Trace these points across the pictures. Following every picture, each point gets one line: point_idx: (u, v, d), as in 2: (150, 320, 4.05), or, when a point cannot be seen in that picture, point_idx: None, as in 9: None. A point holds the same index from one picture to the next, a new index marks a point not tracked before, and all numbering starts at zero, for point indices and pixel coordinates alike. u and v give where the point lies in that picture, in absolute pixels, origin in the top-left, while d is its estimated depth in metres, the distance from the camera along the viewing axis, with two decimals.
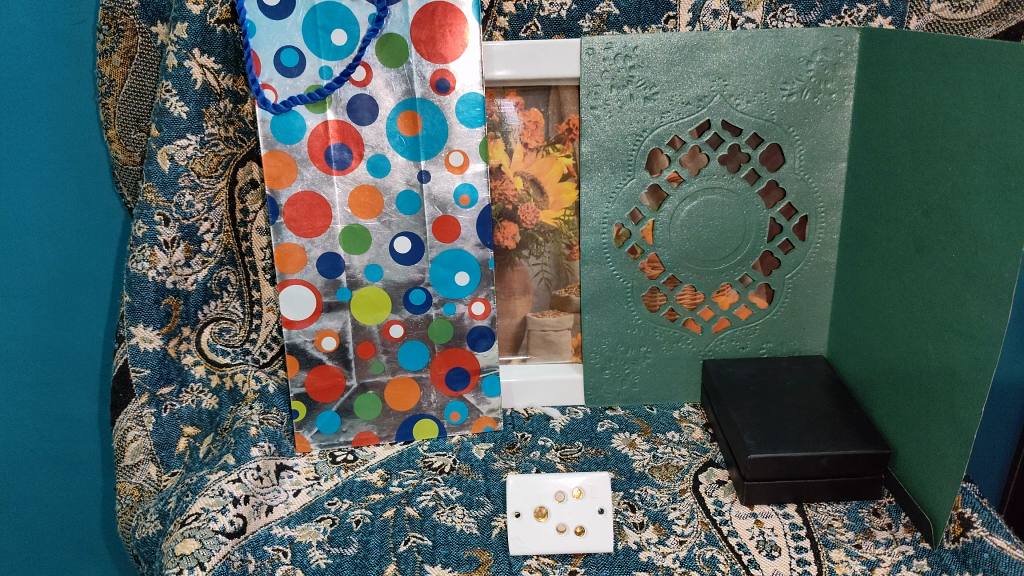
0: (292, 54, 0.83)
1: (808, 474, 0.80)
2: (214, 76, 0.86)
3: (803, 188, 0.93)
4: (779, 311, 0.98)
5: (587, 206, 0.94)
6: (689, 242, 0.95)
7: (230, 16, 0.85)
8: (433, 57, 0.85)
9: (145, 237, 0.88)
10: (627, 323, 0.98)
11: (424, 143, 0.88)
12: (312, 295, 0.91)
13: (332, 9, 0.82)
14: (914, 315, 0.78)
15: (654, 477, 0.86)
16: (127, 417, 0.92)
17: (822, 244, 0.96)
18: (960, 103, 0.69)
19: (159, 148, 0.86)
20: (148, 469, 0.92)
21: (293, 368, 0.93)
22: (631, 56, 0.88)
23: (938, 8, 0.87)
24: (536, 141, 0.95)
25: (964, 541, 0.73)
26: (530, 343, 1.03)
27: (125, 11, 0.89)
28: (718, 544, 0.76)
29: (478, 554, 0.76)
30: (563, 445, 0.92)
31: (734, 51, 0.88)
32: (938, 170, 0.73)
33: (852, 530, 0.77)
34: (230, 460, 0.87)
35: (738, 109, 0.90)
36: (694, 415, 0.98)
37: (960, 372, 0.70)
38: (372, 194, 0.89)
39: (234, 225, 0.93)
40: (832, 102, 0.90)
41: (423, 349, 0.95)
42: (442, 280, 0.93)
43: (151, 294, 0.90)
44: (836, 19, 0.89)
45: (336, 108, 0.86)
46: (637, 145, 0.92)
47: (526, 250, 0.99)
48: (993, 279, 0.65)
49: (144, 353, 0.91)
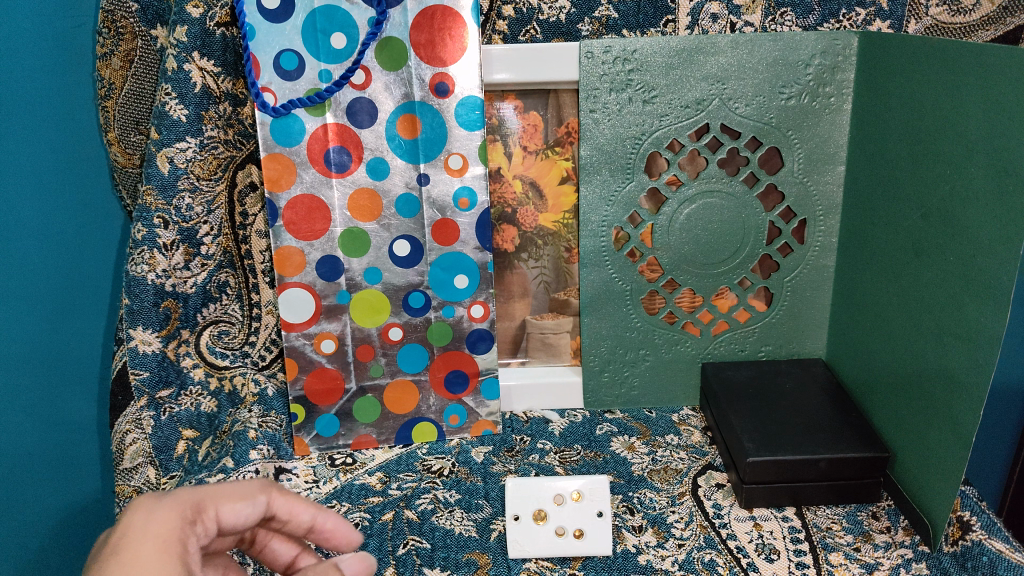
0: (291, 57, 0.83)
1: (806, 477, 0.80)
2: (214, 79, 0.86)
3: (801, 191, 0.93)
4: (778, 315, 0.98)
5: (586, 209, 0.94)
6: (688, 246, 0.95)
7: (230, 19, 0.85)
8: (432, 60, 0.85)
9: (144, 240, 0.88)
10: (626, 326, 0.98)
11: (423, 146, 0.88)
12: (311, 298, 0.91)
13: (332, 12, 0.83)
14: (913, 318, 0.78)
15: (653, 480, 0.86)
16: (126, 420, 0.90)
17: (821, 247, 0.96)
18: (958, 107, 0.69)
19: (159, 151, 0.86)
20: (147, 472, 0.91)
21: (292, 371, 0.93)
22: (630, 59, 0.88)
23: (936, 11, 0.88)
24: (535, 144, 0.95)
25: (963, 544, 0.73)
26: (530, 346, 1.03)
27: (125, 14, 0.89)
28: (717, 547, 0.76)
29: (477, 557, 0.76)
30: (562, 448, 0.92)
31: (732, 54, 0.88)
32: (937, 174, 0.73)
33: (850, 533, 0.77)
34: (229, 463, 0.89)
35: (737, 112, 0.90)
36: (693, 418, 0.98)
37: (959, 375, 0.70)
38: (372, 197, 0.89)
39: (234, 228, 0.93)
40: (831, 105, 0.90)
41: (422, 352, 0.95)
42: (442, 282, 0.93)
43: (150, 296, 0.89)
44: (835, 22, 0.89)
45: (336, 111, 0.86)
46: (637, 148, 0.92)
47: (526, 253, 0.99)
48: (993, 282, 0.65)
49: (144, 355, 0.90)
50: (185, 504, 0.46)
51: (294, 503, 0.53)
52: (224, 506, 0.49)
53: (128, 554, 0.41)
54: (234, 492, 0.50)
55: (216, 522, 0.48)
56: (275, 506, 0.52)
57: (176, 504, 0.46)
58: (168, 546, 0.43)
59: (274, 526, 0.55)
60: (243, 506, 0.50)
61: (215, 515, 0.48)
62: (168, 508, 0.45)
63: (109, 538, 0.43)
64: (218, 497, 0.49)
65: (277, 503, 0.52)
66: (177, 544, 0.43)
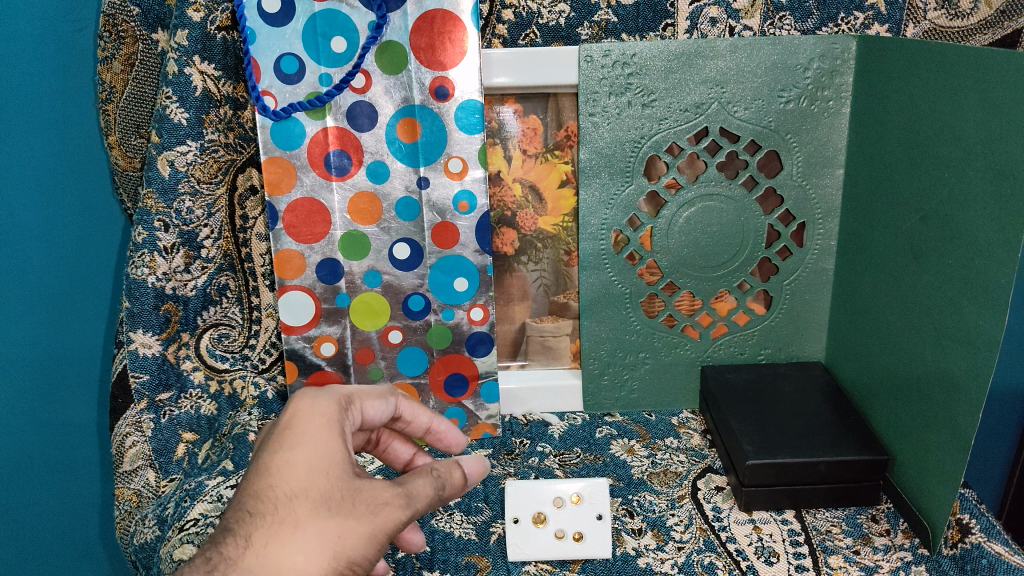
0: (291, 61, 0.84)
1: (806, 480, 0.80)
2: (214, 83, 0.87)
3: (801, 195, 0.94)
4: (777, 317, 0.99)
5: (586, 212, 0.94)
6: (688, 249, 0.96)
7: (231, 23, 0.86)
8: (432, 64, 0.85)
9: (144, 243, 0.88)
10: (626, 329, 0.98)
11: (423, 149, 0.88)
12: (311, 301, 0.92)
13: (332, 16, 0.83)
14: (912, 321, 0.78)
15: (653, 483, 0.86)
16: (126, 423, 0.91)
17: (819, 251, 0.96)
18: (956, 111, 0.69)
19: (159, 154, 0.87)
20: (147, 475, 0.90)
21: (292, 374, 0.94)
22: (630, 63, 0.88)
23: (936, 15, 0.88)
24: (535, 148, 0.95)
25: (962, 546, 0.73)
26: (530, 348, 1.03)
27: (126, 18, 0.89)
28: (717, 550, 0.76)
29: (476, 560, 0.76)
30: (562, 451, 0.92)
31: (731, 58, 0.88)
32: (935, 177, 0.73)
33: (850, 536, 0.78)
34: (229, 465, 0.86)
35: (736, 116, 0.91)
36: (693, 421, 0.98)
37: (958, 378, 0.70)
38: (372, 200, 0.90)
39: (234, 231, 0.93)
40: (830, 109, 0.90)
41: (422, 354, 0.95)
42: (442, 285, 0.93)
43: (150, 299, 0.89)
44: (834, 26, 0.90)
45: (336, 114, 0.86)
46: (636, 152, 0.92)
47: (525, 256, 1.00)
48: (991, 285, 0.65)
49: (144, 358, 0.90)
50: (340, 396, 0.60)
51: (416, 408, 0.67)
52: (367, 402, 0.62)
53: (301, 428, 0.56)
54: (373, 392, 0.64)
55: (360, 414, 0.62)
56: (402, 408, 0.66)
57: (333, 393, 0.60)
58: (330, 422, 0.57)
59: (397, 428, 0.68)
60: (380, 404, 0.64)
61: (360, 408, 0.62)
62: (327, 398, 0.59)
63: (284, 417, 0.58)
64: (362, 396, 0.63)
65: (403, 406, 0.66)
66: (335, 421, 0.57)
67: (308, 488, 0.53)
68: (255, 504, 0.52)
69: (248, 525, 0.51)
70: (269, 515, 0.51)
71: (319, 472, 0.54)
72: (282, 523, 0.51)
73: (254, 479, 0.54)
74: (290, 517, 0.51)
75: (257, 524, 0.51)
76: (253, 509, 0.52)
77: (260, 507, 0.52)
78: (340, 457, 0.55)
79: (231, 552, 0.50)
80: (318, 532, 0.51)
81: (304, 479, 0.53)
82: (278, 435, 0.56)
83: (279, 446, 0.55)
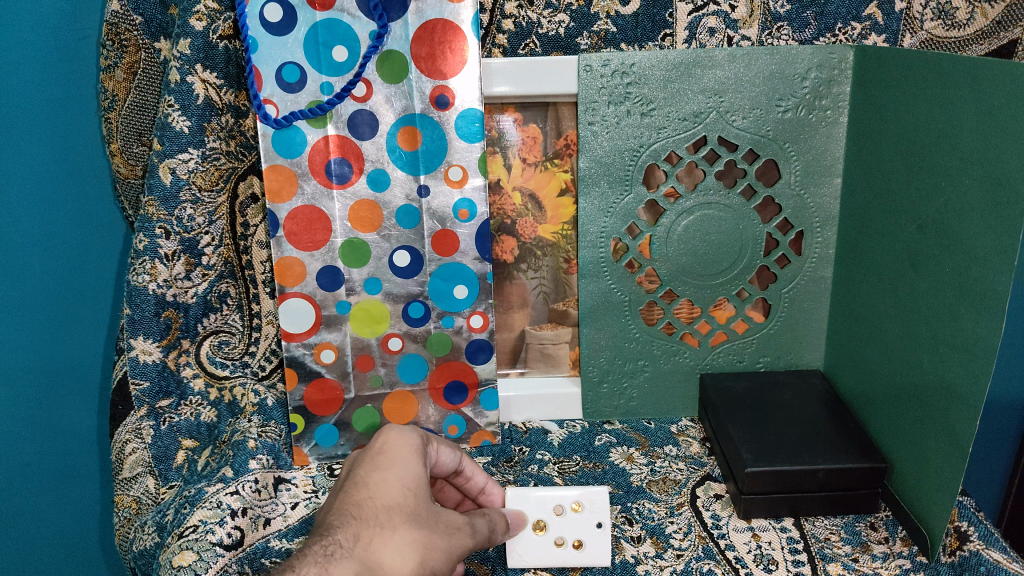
0: (292, 70, 0.84)
1: (806, 488, 0.80)
2: (216, 91, 0.87)
3: (799, 204, 0.94)
4: (777, 325, 0.99)
5: (585, 220, 0.95)
6: (687, 257, 0.96)
7: (233, 32, 0.86)
8: (433, 73, 0.86)
9: (146, 251, 0.88)
10: (625, 336, 0.99)
11: (423, 158, 0.89)
12: (311, 308, 0.92)
13: (332, 26, 0.84)
14: (910, 330, 0.78)
15: (652, 491, 0.86)
16: (126, 429, 0.91)
17: (817, 259, 0.96)
18: (952, 121, 0.70)
19: (161, 162, 0.87)
20: (146, 481, 0.90)
21: (292, 382, 0.93)
22: (629, 73, 0.89)
23: (931, 26, 0.89)
24: (535, 156, 0.96)
25: (961, 554, 0.74)
26: (529, 356, 1.03)
27: (128, 27, 0.89)
28: (716, 558, 0.76)
29: (475, 567, 0.77)
30: (561, 458, 0.93)
31: (730, 68, 0.89)
32: (932, 186, 0.74)
33: (848, 544, 0.78)
34: (228, 473, 0.86)
35: (735, 125, 0.91)
36: (692, 429, 0.99)
37: (956, 387, 0.70)
38: (372, 208, 0.90)
39: (235, 239, 0.94)
40: (827, 118, 0.91)
41: (421, 362, 0.96)
42: (442, 292, 0.94)
43: (151, 306, 0.90)
44: (831, 36, 0.91)
45: (336, 123, 0.87)
46: (634, 161, 0.92)
47: (525, 264, 1.00)
48: (987, 294, 0.66)
49: (144, 365, 0.90)
50: (421, 432, 0.69)
51: (477, 469, 0.76)
52: (440, 448, 0.72)
53: (392, 453, 0.66)
54: (443, 442, 0.73)
55: (434, 457, 0.72)
56: (465, 465, 0.75)
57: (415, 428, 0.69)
58: (415, 450, 0.67)
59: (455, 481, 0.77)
60: (448, 453, 0.73)
61: (434, 450, 0.72)
62: (412, 430, 0.68)
63: (376, 442, 0.67)
64: (437, 441, 0.72)
65: (466, 463, 0.75)
66: (420, 451, 0.67)
67: (401, 503, 0.62)
68: (357, 510, 0.61)
69: (356, 524, 0.59)
70: (371, 519, 0.60)
71: (410, 492, 0.63)
72: (382, 527, 0.60)
73: (351, 491, 0.63)
74: (388, 523, 0.60)
75: (364, 524, 0.60)
76: (356, 514, 0.60)
77: (363, 513, 0.60)
78: (423, 488, 0.65)
79: (345, 544, 0.58)
80: (410, 538, 0.60)
81: (397, 496, 0.62)
82: (373, 458, 0.65)
83: (375, 467, 0.64)
